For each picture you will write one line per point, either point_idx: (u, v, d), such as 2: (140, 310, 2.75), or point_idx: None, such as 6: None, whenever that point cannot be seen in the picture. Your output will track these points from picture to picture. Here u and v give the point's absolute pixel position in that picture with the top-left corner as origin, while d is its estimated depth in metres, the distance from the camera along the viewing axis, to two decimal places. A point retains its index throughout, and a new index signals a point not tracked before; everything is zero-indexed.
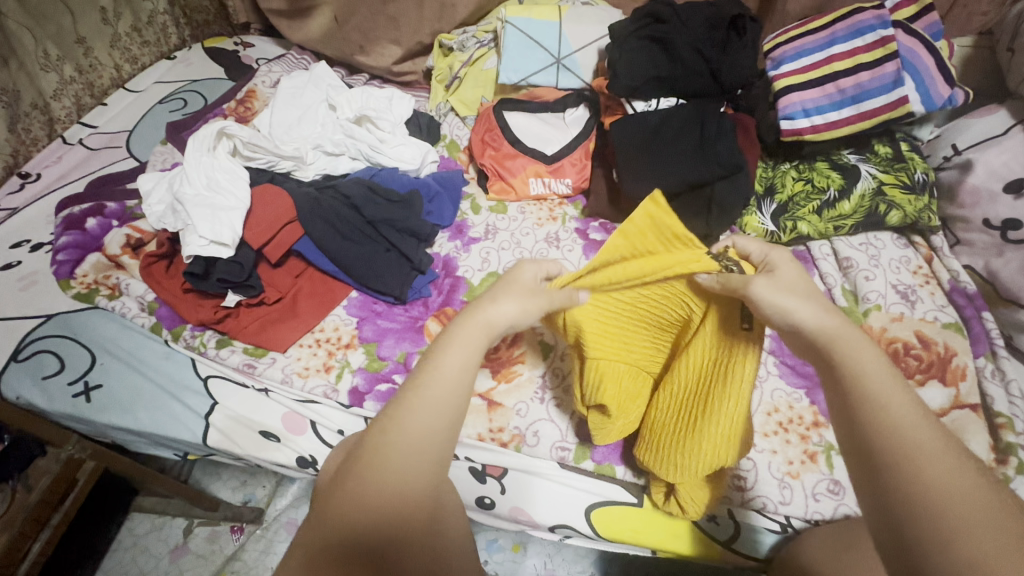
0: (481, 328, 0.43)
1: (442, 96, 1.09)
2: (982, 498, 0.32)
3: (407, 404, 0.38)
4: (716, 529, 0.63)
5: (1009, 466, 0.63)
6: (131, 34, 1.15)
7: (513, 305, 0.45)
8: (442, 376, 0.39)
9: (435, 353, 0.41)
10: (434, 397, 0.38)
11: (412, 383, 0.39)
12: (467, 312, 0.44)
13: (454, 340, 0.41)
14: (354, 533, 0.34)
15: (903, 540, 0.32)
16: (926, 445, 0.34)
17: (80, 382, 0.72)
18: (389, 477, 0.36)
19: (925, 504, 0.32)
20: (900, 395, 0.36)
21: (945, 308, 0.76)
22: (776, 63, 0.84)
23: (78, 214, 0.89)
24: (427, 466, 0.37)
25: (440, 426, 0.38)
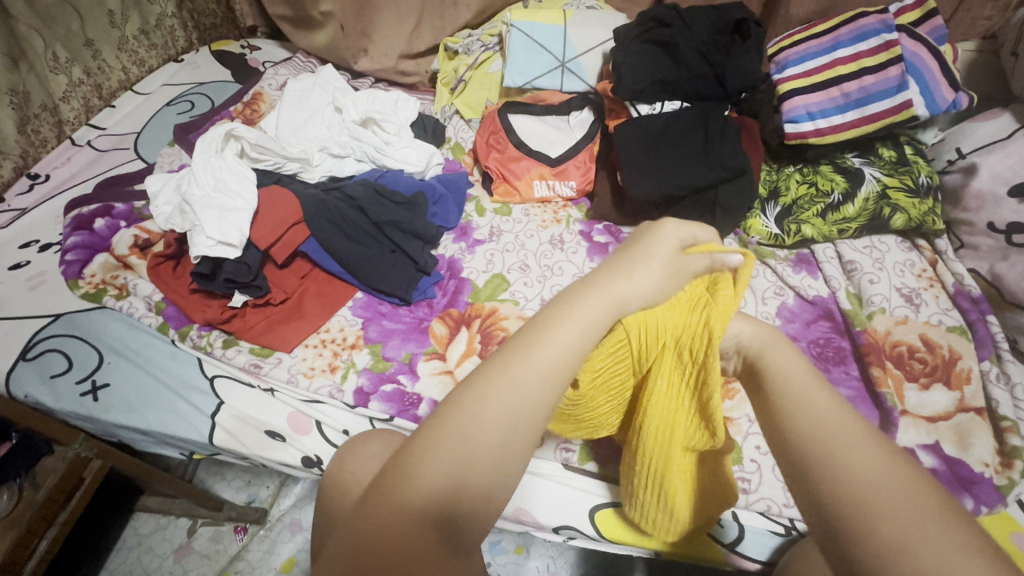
0: (610, 303, 0.40)
1: (447, 99, 1.10)
2: (899, 480, 0.35)
3: (510, 366, 0.35)
4: (721, 532, 0.63)
5: (1014, 470, 0.63)
6: (138, 37, 1.16)
7: (648, 281, 0.42)
8: (555, 347, 0.36)
9: (551, 319, 0.38)
10: (543, 370, 0.35)
11: (517, 346, 0.36)
12: (595, 282, 0.41)
13: (572, 309, 0.38)
14: (432, 487, 0.31)
15: (833, 529, 0.35)
16: (843, 431, 0.38)
17: (88, 381, 0.73)
18: (479, 452, 0.32)
19: (844, 489, 0.35)
20: (820, 395, 0.41)
21: (948, 312, 0.76)
22: (780, 67, 0.84)
23: (86, 215, 0.89)
24: (514, 438, 0.34)
25: (546, 405, 0.34)
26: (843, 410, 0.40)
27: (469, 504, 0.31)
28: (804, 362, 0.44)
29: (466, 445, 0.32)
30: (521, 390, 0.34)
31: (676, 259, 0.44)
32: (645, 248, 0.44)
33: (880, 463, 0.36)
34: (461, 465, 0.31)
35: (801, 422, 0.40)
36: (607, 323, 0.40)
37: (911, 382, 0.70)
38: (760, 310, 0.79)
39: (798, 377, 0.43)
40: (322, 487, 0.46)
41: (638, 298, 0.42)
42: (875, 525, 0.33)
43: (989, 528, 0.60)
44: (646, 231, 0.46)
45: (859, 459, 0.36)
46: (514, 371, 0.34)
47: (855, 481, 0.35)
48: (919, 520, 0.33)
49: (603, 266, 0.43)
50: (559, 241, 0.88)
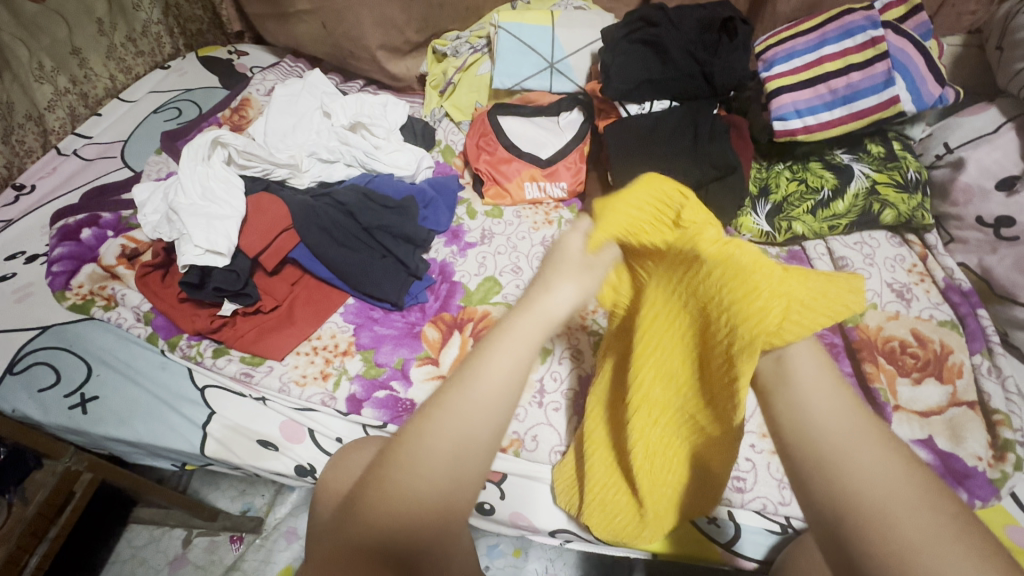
0: (539, 322, 0.42)
1: (437, 102, 1.10)
2: (911, 483, 0.36)
3: (450, 402, 0.38)
4: (717, 532, 0.63)
5: (1007, 463, 0.63)
6: (125, 44, 1.15)
7: (572, 289, 0.45)
8: (491, 376, 0.39)
9: (490, 346, 0.40)
10: (481, 398, 0.38)
11: (456, 380, 0.39)
12: (526, 303, 0.44)
13: (510, 336, 0.41)
14: (386, 531, 0.36)
15: (845, 529, 0.35)
16: (854, 441, 0.38)
17: (76, 394, 0.72)
18: (432, 483, 0.36)
19: (859, 492, 0.36)
20: (837, 395, 0.40)
21: (939, 306, 0.76)
22: (768, 65, 0.84)
23: (73, 225, 0.88)
24: (465, 473, 0.37)
25: (481, 436, 0.38)
26: (857, 412, 0.40)
27: (434, 527, 0.37)
28: (825, 360, 0.42)
29: (419, 477, 0.36)
30: (463, 422, 0.37)
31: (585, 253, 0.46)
32: (565, 261, 0.45)
33: (894, 468, 0.37)
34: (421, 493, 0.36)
35: (815, 423, 0.39)
36: (542, 340, 0.42)
37: (904, 377, 0.70)
38: None
39: (818, 371, 0.41)
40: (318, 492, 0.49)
41: (568, 307, 0.44)
42: (893, 528, 0.34)
43: None
44: (564, 241, 0.47)
45: (874, 463, 0.37)
46: (448, 404, 0.38)
47: (872, 484, 0.36)
48: (934, 525, 0.34)
49: (530, 284, 0.46)
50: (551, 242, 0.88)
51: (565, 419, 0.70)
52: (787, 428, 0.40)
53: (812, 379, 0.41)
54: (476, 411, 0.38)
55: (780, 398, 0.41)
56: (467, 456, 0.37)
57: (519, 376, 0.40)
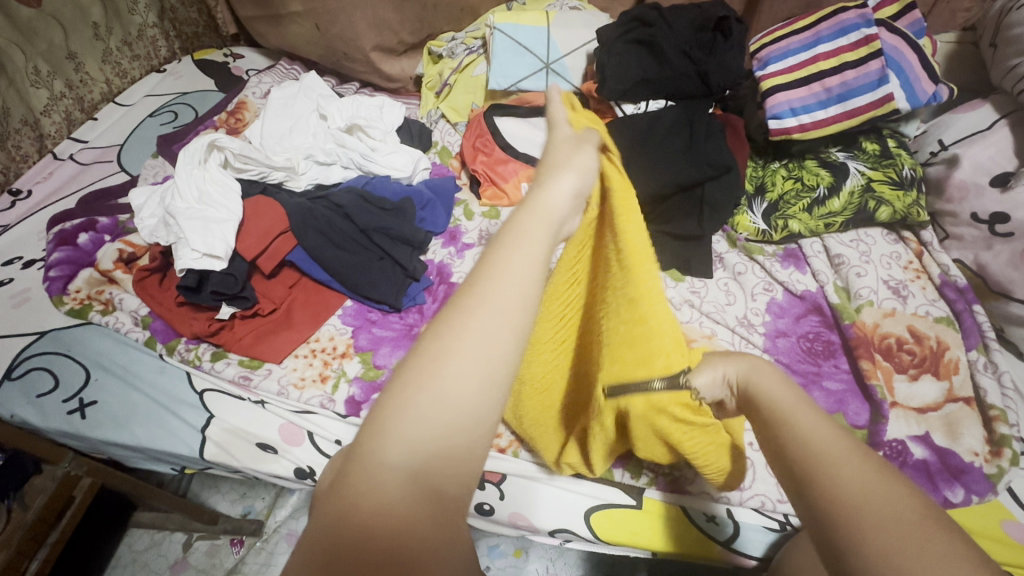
0: (541, 215, 0.39)
1: (433, 103, 1.10)
2: (882, 489, 0.33)
3: (461, 308, 0.32)
4: (715, 530, 0.63)
5: (1004, 458, 0.63)
6: (121, 48, 1.15)
7: (570, 181, 0.44)
8: (511, 263, 0.34)
9: (503, 240, 0.36)
10: (499, 292, 0.33)
11: (466, 286, 0.33)
12: (531, 200, 0.41)
13: (523, 228, 0.37)
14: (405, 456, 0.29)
15: (833, 545, 0.33)
16: (830, 447, 0.36)
17: (75, 399, 0.72)
18: (454, 379, 0.30)
19: (832, 500, 0.34)
20: (804, 411, 0.40)
21: (935, 303, 0.76)
22: (762, 64, 0.84)
23: (70, 229, 0.88)
24: (487, 382, 0.31)
25: (503, 339, 0.32)
26: (826, 423, 0.39)
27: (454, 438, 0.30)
28: (789, 383, 0.44)
29: (432, 393, 0.30)
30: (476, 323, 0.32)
31: (576, 145, 0.49)
32: (557, 153, 0.47)
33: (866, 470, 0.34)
34: (441, 402, 0.30)
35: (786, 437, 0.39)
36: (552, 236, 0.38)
37: (900, 373, 0.70)
38: (750, 306, 0.79)
39: (783, 393, 0.43)
40: None
41: (565, 193, 0.43)
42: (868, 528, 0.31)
43: (979, 516, 0.60)
44: (552, 137, 0.51)
45: (850, 472, 0.34)
46: (462, 306, 0.32)
47: (841, 489, 0.34)
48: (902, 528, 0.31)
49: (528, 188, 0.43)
50: None
51: None
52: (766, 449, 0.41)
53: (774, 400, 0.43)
54: (500, 304, 0.32)
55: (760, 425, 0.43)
56: (490, 359, 0.31)
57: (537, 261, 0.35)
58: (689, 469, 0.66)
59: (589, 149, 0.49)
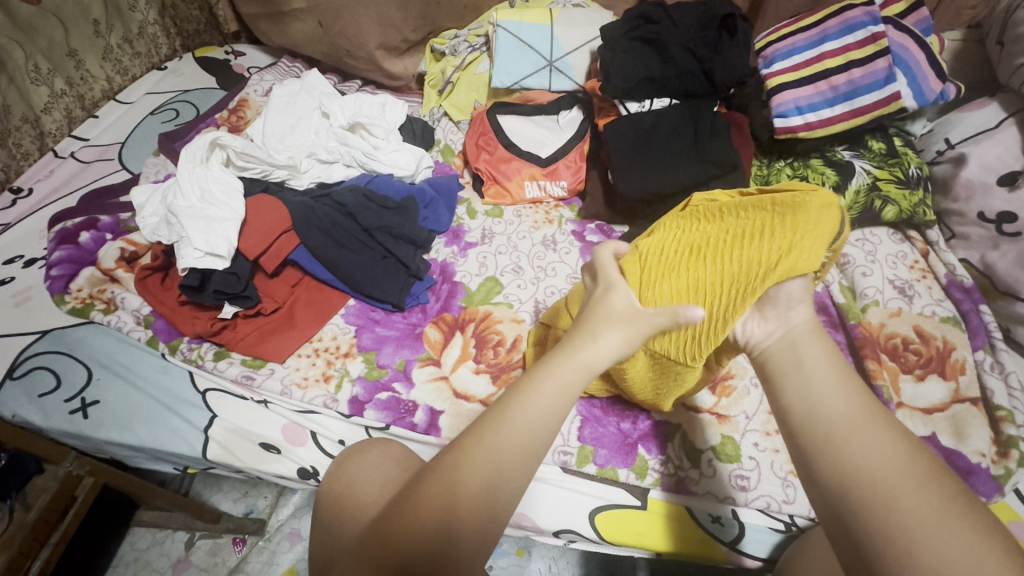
0: (578, 367, 0.41)
1: (435, 101, 1.09)
2: (914, 465, 0.36)
3: (477, 440, 0.38)
4: (721, 531, 0.63)
5: (1010, 459, 0.63)
6: (123, 46, 1.14)
7: (616, 338, 0.43)
8: (517, 425, 0.38)
9: (521, 390, 0.40)
10: (510, 443, 0.38)
11: (488, 417, 0.39)
12: (566, 348, 0.43)
13: (546, 374, 0.41)
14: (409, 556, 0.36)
15: (843, 519, 0.36)
16: (856, 421, 0.39)
17: (77, 399, 0.72)
18: (436, 498, 0.37)
19: (861, 472, 0.36)
20: (843, 381, 0.42)
21: (942, 302, 0.76)
22: (768, 62, 0.84)
23: (72, 228, 0.88)
24: (489, 515, 0.37)
25: (511, 478, 0.37)
26: (862, 400, 0.40)
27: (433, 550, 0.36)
28: (830, 346, 0.45)
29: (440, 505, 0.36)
30: (468, 470, 0.37)
31: (637, 311, 0.46)
32: (614, 312, 0.45)
33: (899, 447, 0.37)
34: (422, 527, 0.36)
35: (823, 408, 0.40)
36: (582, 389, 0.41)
37: (907, 374, 0.70)
38: None
39: (821, 362, 0.43)
40: (332, 491, 0.52)
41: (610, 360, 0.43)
42: (891, 506, 0.34)
43: None
44: (614, 293, 0.47)
45: (875, 450, 0.37)
46: (484, 441, 0.38)
47: (876, 465, 0.36)
48: (936, 503, 0.34)
49: (577, 331, 0.45)
50: (552, 241, 0.88)
51: (567, 419, 0.70)
52: (796, 409, 0.41)
53: (814, 368, 0.43)
54: (517, 445, 0.38)
55: (792, 378, 0.43)
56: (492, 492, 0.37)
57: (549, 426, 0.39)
58: (694, 470, 0.66)
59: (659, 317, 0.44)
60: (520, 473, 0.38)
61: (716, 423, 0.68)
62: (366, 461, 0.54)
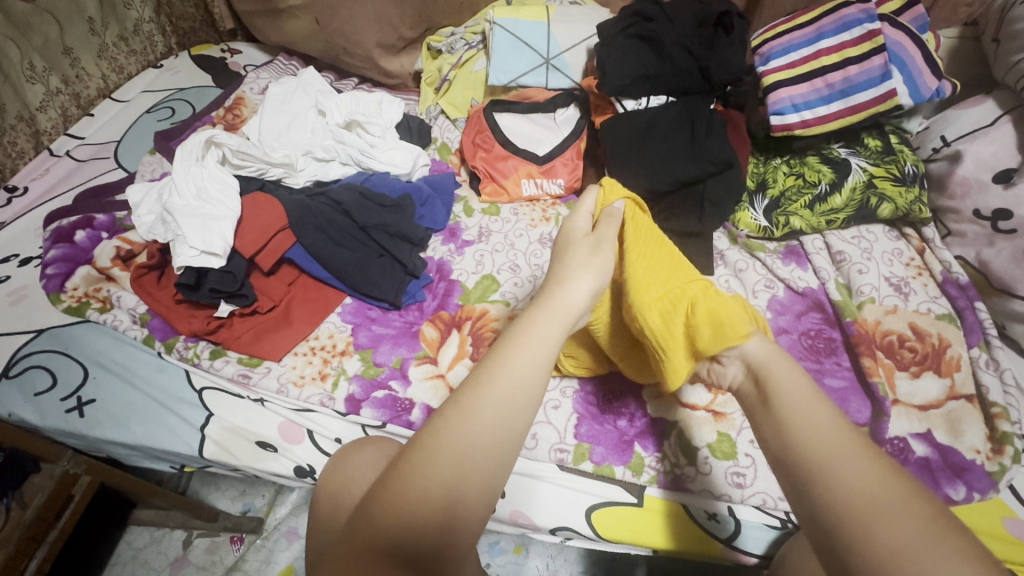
0: (556, 313, 0.45)
1: (432, 99, 1.09)
2: (895, 487, 0.37)
3: (462, 410, 0.39)
4: (717, 527, 0.63)
5: (1005, 456, 0.63)
6: (118, 44, 1.14)
7: (586, 280, 0.48)
8: (508, 383, 0.40)
9: (506, 348, 0.42)
10: (494, 408, 0.39)
11: (472, 386, 0.40)
12: (542, 300, 0.46)
13: (527, 336, 0.43)
14: (403, 528, 0.35)
15: (834, 548, 0.37)
16: (840, 446, 0.39)
17: (73, 397, 0.72)
18: (440, 480, 0.36)
19: (849, 502, 0.37)
20: (822, 407, 0.42)
21: (937, 300, 0.76)
22: (764, 59, 0.84)
23: (67, 226, 0.87)
24: (488, 483, 0.37)
25: (496, 441, 0.38)
26: (844, 424, 0.41)
27: (439, 532, 0.35)
28: (798, 373, 0.46)
29: (428, 476, 0.36)
30: (468, 446, 0.37)
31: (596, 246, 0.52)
32: (578, 252, 0.51)
33: (880, 475, 0.38)
34: (421, 500, 0.36)
35: (800, 437, 0.41)
36: (563, 334, 0.45)
37: (902, 371, 0.70)
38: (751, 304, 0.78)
39: (797, 390, 0.44)
40: (325, 490, 0.52)
41: (582, 300, 0.47)
42: (877, 535, 0.35)
43: (981, 514, 0.60)
44: (571, 230, 0.54)
45: (860, 478, 0.37)
46: (466, 404, 0.39)
47: (862, 493, 0.37)
48: (917, 528, 0.35)
49: (546, 283, 0.49)
50: (549, 240, 0.88)
51: (564, 417, 0.70)
52: (774, 443, 0.42)
53: (787, 396, 0.44)
54: (499, 406, 0.39)
55: (764, 415, 0.44)
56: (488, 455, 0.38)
57: (537, 382, 0.41)
58: (691, 467, 0.66)
59: (608, 252, 0.52)
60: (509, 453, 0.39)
61: (712, 420, 0.68)
62: (355, 458, 0.54)
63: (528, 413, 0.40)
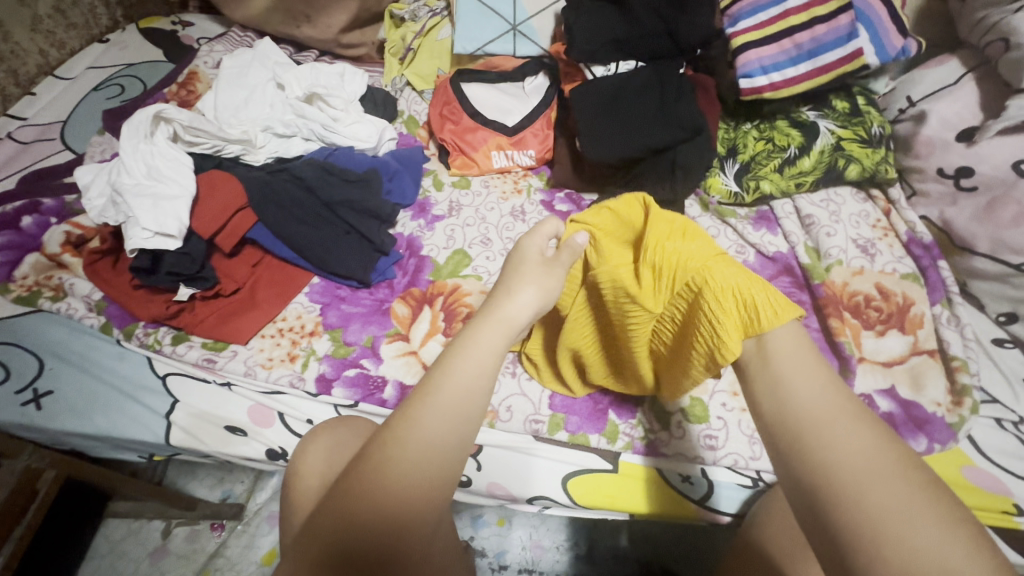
0: (501, 326, 0.42)
1: (397, 70, 1.04)
2: (882, 452, 0.36)
3: (418, 412, 0.37)
4: (689, 488, 0.64)
5: (964, 407, 0.65)
6: (54, 16, 1.06)
7: (533, 293, 0.45)
8: (459, 389, 0.38)
9: (452, 355, 0.40)
10: (443, 414, 0.38)
11: (424, 388, 0.39)
12: (486, 310, 0.44)
13: (477, 343, 0.41)
14: (365, 532, 0.35)
15: (813, 512, 0.36)
16: (826, 411, 0.38)
17: (29, 390, 0.69)
18: (394, 488, 0.36)
19: (834, 465, 0.36)
20: (812, 372, 0.41)
21: (902, 260, 0.77)
22: (733, 20, 0.81)
23: (12, 213, 0.83)
24: (435, 481, 0.37)
25: (449, 446, 0.37)
26: (835, 391, 0.39)
27: (396, 539, 0.35)
28: (796, 336, 0.43)
29: (382, 483, 0.36)
30: (417, 454, 0.36)
31: (547, 264, 0.48)
32: (527, 266, 0.47)
33: (870, 440, 0.37)
34: (382, 505, 0.35)
35: (791, 400, 0.40)
36: (508, 346, 0.42)
37: (868, 330, 0.71)
38: None
39: (791, 353, 0.42)
40: (292, 475, 0.52)
41: (530, 314, 0.45)
42: (863, 498, 0.34)
43: (942, 463, 0.62)
44: (525, 248, 0.50)
45: (847, 442, 0.36)
46: (414, 414, 0.37)
47: (847, 457, 0.36)
48: (904, 493, 0.34)
49: (494, 293, 0.46)
50: (520, 212, 0.86)
51: (538, 388, 0.70)
52: (767, 408, 0.41)
53: (782, 358, 0.42)
54: (452, 410, 0.38)
55: (760, 375, 0.42)
56: (433, 460, 0.37)
57: (480, 389, 0.39)
58: (664, 432, 0.66)
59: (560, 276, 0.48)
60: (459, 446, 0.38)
61: None
62: (323, 440, 0.53)
63: (475, 418, 0.39)
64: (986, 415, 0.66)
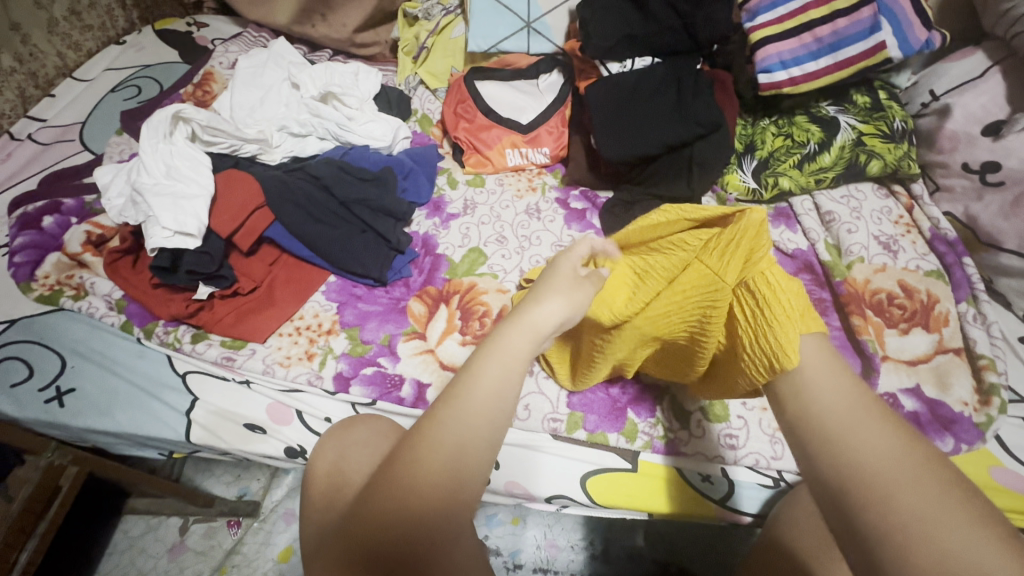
0: (526, 332, 0.42)
1: (411, 69, 1.04)
2: (913, 456, 0.35)
3: (444, 415, 0.37)
4: (710, 488, 0.63)
5: (992, 407, 0.63)
6: (70, 18, 1.07)
7: (561, 302, 0.45)
8: (481, 391, 0.38)
9: (476, 359, 0.40)
10: (469, 417, 0.37)
11: (451, 390, 0.39)
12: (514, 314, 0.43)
13: (501, 347, 0.40)
14: (384, 530, 0.35)
15: (842, 515, 0.35)
16: (855, 417, 0.38)
17: (52, 387, 0.69)
18: (418, 489, 0.35)
19: (863, 467, 0.35)
20: (841, 381, 0.41)
21: (926, 256, 0.76)
22: (751, 15, 0.79)
23: (33, 213, 0.84)
24: (460, 483, 0.36)
25: (474, 449, 0.37)
26: (865, 399, 0.39)
27: (416, 540, 0.34)
28: (825, 349, 0.44)
29: (407, 484, 0.36)
30: (441, 455, 0.36)
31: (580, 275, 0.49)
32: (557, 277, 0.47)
33: (897, 444, 0.36)
34: (404, 503, 0.35)
35: (819, 407, 0.40)
36: (532, 352, 0.42)
37: (891, 328, 0.70)
38: None
39: (817, 361, 0.43)
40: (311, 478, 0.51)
41: (556, 320, 0.44)
42: (893, 500, 0.33)
43: (970, 464, 0.61)
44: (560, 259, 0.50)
45: (877, 447, 0.36)
46: (441, 416, 0.37)
47: (876, 460, 0.35)
48: (938, 496, 0.33)
49: (522, 299, 0.46)
50: (536, 210, 0.86)
51: (555, 386, 0.70)
52: (795, 417, 0.41)
53: (811, 369, 0.42)
54: (477, 414, 0.37)
55: (786, 386, 0.43)
56: (461, 463, 0.36)
57: (508, 394, 0.39)
58: (684, 431, 0.66)
59: (592, 289, 0.48)
60: (485, 450, 0.37)
61: None
62: (343, 439, 0.53)
63: (501, 424, 0.39)
64: (1014, 414, 0.64)
